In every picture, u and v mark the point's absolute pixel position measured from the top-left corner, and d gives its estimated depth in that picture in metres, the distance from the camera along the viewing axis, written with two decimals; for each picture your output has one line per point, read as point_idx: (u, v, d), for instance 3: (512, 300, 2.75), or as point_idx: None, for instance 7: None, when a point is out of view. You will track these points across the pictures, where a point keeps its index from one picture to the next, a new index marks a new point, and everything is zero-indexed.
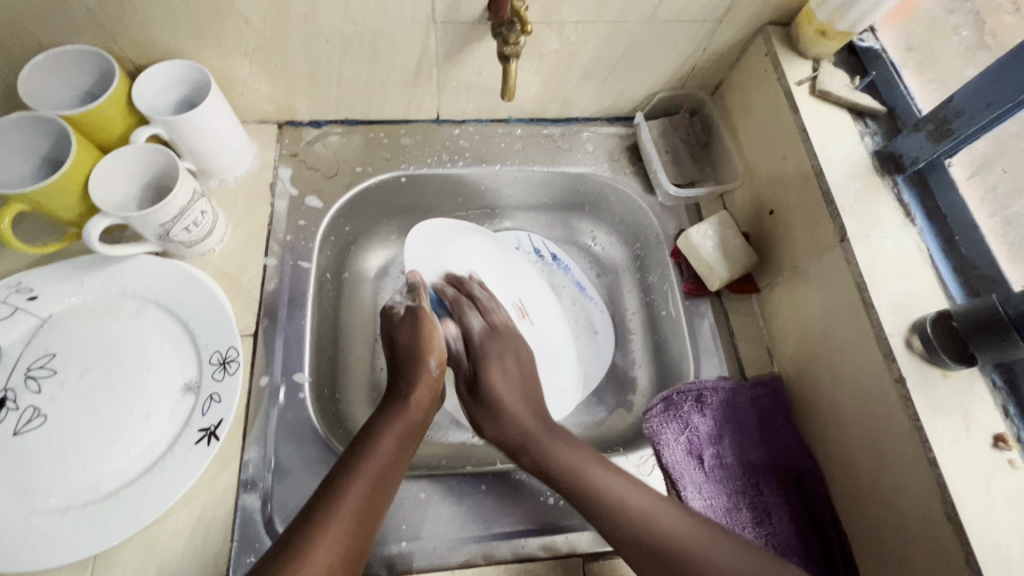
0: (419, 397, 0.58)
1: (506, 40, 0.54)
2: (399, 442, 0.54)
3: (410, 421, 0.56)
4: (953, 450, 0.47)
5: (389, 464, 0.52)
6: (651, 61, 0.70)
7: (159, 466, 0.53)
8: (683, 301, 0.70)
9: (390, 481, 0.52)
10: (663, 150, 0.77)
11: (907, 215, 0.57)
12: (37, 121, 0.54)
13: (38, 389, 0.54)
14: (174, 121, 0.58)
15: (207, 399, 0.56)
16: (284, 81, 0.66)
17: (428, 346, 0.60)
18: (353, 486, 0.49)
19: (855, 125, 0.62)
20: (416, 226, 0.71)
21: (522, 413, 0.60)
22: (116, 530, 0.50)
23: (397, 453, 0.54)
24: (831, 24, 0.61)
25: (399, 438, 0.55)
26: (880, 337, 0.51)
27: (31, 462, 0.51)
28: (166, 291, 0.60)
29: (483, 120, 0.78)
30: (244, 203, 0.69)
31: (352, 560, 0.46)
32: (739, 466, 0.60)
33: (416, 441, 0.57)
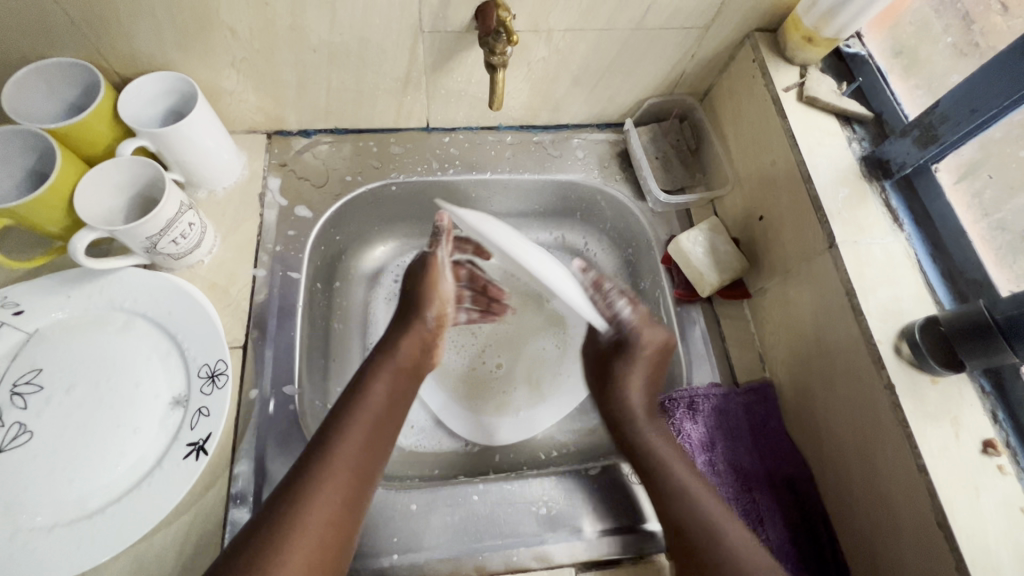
0: (410, 345, 0.61)
1: (493, 49, 0.55)
2: (392, 387, 0.57)
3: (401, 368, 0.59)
4: (943, 455, 0.47)
5: (382, 408, 0.55)
6: (639, 67, 0.70)
7: (147, 481, 0.52)
8: (674, 307, 0.70)
9: (383, 428, 0.55)
10: (653, 156, 0.77)
11: (895, 220, 0.57)
12: (22, 134, 0.54)
13: (24, 405, 0.54)
14: (160, 133, 0.57)
15: (196, 413, 0.55)
16: (272, 91, 0.66)
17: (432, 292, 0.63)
18: (352, 428, 0.53)
19: (843, 131, 0.62)
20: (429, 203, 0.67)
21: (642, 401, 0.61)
22: (103, 548, 0.50)
23: (391, 397, 0.57)
24: (817, 31, 0.61)
25: (392, 383, 0.58)
26: (869, 343, 0.51)
27: (17, 479, 0.51)
28: (154, 304, 0.60)
29: (473, 128, 0.77)
30: (232, 214, 0.68)
31: (359, 492, 0.50)
32: (732, 473, 0.60)
33: (411, 382, 0.60)
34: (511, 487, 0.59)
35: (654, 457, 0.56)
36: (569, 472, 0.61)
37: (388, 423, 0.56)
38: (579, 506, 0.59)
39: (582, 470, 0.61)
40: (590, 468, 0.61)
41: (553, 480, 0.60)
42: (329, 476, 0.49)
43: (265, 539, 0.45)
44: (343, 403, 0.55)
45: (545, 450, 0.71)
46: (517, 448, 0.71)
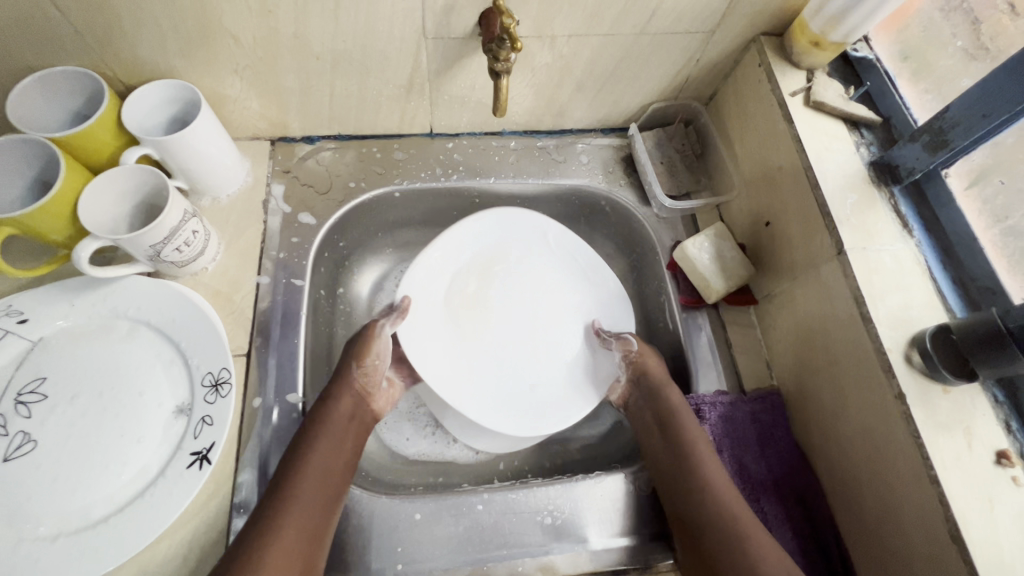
0: (345, 403, 0.58)
1: (496, 56, 0.54)
2: (334, 447, 0.55)
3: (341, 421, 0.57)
4: (956, 467, 0.46)
5: (324, 470, 0.53)
6: (644, 72, 0.69)
7: (150, 491, 0.52)
8: (680, 313, 0.70)
9: (331, 481, 0.53)
10: (658, 161, 0.76)
11: (905, 227, 0.57)
12: (27, 143, 0.54)
13: (28, 414, 0.54)
14: (164, 141, 0.57)
15: (199, 422, 0.55)
16: (276, 99, 0.66)
17: (363, 356, 0.60)
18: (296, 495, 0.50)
19: (851, 136, 0.62)
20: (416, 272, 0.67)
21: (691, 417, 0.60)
22: (105, 558, 0.49)
23: (333, 455, 0.54)
24: (825, 35, 0.60)
25: (333, 443, 0.55)
26: (880, 352, 0.50)
27: (20, 488, 0.51)
28: (158, 312, 0.60)
29: (477, 133, 0.77)
30: (236, 221, 0.68)
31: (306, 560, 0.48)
32: (739, 482, 0.59)
33: (355, 441, 0.57)
34: (516, 496, 0.59)
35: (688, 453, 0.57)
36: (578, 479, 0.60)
37: (336, 475, 0.54)
38: (586, 514, 0.58)
39: (591, 477, 0.60)
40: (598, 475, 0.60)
41: (558, 491, 0.59)
42: (268, 549, 0.46)
43: None
44: (285, 461, 0.53)
45: (550, 458, 0.71)
46: (522, 455, 0.70)
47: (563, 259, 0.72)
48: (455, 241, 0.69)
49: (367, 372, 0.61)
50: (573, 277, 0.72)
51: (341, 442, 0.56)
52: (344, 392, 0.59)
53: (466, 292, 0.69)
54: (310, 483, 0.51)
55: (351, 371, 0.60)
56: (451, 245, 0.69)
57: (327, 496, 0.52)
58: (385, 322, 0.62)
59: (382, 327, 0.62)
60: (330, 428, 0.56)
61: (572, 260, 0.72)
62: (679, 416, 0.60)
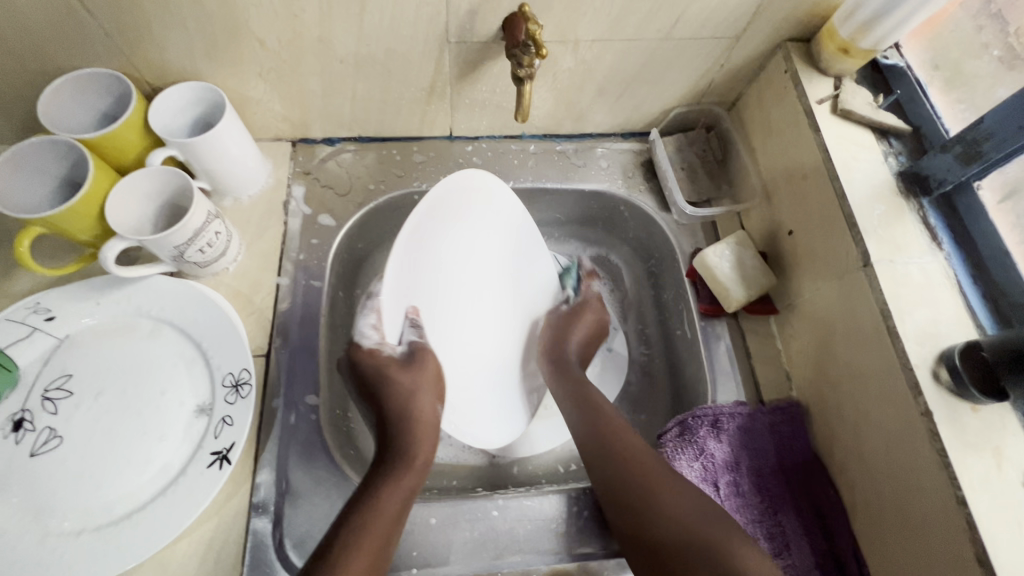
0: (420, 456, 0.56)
1: (520, 62, 0.54)
2: (402, 502, 0.53)
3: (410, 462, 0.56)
4: (984, 488, 0.45)
5: (391, 528, 0.50)
6: (667, 77, 0.68)
7: (171, 489, 0.53)
8: (698, 321, 0.69)
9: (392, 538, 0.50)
10: (679, 167, 0.75)
11: (933, 239, 0.56)
12: (57, 144, 0.55)
13: (54, 410, 0.55)
14: (189, 143, 0.58)
15: (220, 422, 0.56)
16: (299, 101, 0.66)
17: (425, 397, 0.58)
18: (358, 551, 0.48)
19: (879, 145, 0.60)
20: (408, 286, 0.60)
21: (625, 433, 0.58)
22: (126, 555, 0.50)
23: (400, 511, 0.52)
24: (854, 41, 0.59)
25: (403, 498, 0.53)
26: (906, 367, 0.49)
27: (46, 483, 0.52)
28: (180, 312, 0.60)
29: (496, 137, 0.77)
30: (257, 222, 0.69)
31: None
32: (756, 495, 0.59)
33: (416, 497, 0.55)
34: (530, 503, 0.59)
35: (608, 437, 0.57)
36: (563, 490, 0.59)
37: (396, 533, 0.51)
38: (590, 522, 0.58)
39: (548, 493, 0.59)
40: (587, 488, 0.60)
41: (551, 501, 0.59)
42: None
43: None
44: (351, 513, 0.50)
45: (564, 463, 0.71)
46: (536, 461, 0.70)
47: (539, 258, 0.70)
48: (443, 236, 0.61)
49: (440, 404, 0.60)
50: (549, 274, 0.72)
51: (408, 485, 0.54)
52: (417, 426, 0.58)
53: (458, 293, 0.63)
54: (376, 526, 0.50)
55: (428, 404, 0.59)
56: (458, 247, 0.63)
57: (384, 540, 0.49)
58: (416, 342, 0.60)
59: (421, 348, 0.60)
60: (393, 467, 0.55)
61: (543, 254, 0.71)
62: (596, 404, 0.61)
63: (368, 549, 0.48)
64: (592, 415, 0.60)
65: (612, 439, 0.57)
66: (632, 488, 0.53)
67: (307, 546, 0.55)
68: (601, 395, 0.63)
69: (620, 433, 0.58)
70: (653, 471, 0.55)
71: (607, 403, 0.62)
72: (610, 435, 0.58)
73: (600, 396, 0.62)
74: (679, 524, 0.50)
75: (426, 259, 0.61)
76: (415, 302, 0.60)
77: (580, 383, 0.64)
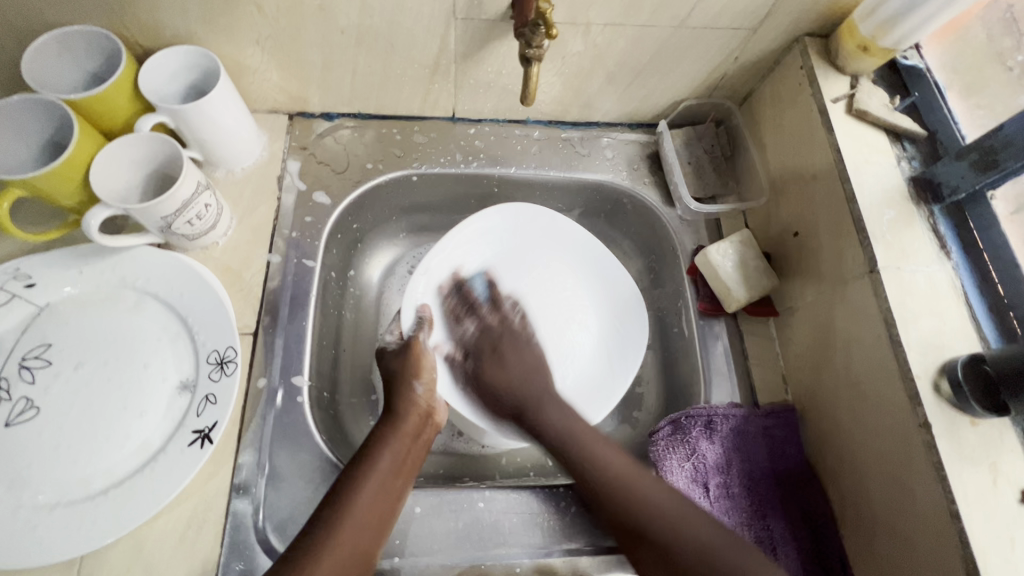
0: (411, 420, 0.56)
1: (529, 42, 0.52)
2: (396, 467, 0.53)
3: (403, 444, 0.55)
4: (979, 503, 0.44)
5: (382, 490, 0.51)
6: (679, 67, 0.66)
7: (150, 466, 0.52)
8: (696, 320, 0.68)
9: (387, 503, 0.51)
10: (685, 162, 0.74)
11: (942, 247, 0.54)
12: (41, 104, 0.52)
13: (31, 379, 0.53)
14: (180, 110, 0.55)
15: (203, 400, 0.54)
16: (297, 72, 0.64)
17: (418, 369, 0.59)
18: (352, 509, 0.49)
19: (892, 148, 0.59)
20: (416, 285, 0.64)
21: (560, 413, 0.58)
22: (101, 532, 0.49)
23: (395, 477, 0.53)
24: (875, 40, 0.57)
25: (397, 463, 0.53)
26: (907, 377, 0.49)
27: (20, 454, 0.50)
28: (166, 285, 0.59)
29: (500, 120, 0.75)
30: (249, 196, 0.67)
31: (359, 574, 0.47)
32: (745, 498, 0.58)
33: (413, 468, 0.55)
34: (518, 496, 0.58)
35: (610, 481, 0.53)
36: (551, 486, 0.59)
37: (393, 494, 0.52)
38: (580, 519, 0.57)
39: (542, 487, 0.59)
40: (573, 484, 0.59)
41: (542, 494, 0.58)
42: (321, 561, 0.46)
43: None
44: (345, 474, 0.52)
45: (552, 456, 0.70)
46: (524, 453, 0.69)
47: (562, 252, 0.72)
48: (459, 245, 0.68)
49: (430, 388, 0.59)
50: (584, 273, 0.71)
51: (399, 467, 0.53)
52: (409, 408, 0.57)
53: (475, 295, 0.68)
54: (369, 505, 0.50)
55: (412, 390, 0.58)
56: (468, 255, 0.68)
57: (381, 522, 0.50)
58: (418, 335, 0.61)
59: (421, 341, 0.61)
60: (387, 455, 0.53)
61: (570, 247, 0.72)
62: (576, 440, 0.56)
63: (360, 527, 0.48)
64: (584, 452, 0.55)
65: (621, 475, 0.53)
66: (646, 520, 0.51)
67: (288, 529, 0.54)
68: (519, 367, 0.62)
69: (623, 470, 0.54)
70: (663, 505, 0.51)
71: (575, 416, 0.58)
72: (607, 471, 0.54)
73: (514, 358, 0.63)
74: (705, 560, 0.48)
75: (439, 265, 0.66)
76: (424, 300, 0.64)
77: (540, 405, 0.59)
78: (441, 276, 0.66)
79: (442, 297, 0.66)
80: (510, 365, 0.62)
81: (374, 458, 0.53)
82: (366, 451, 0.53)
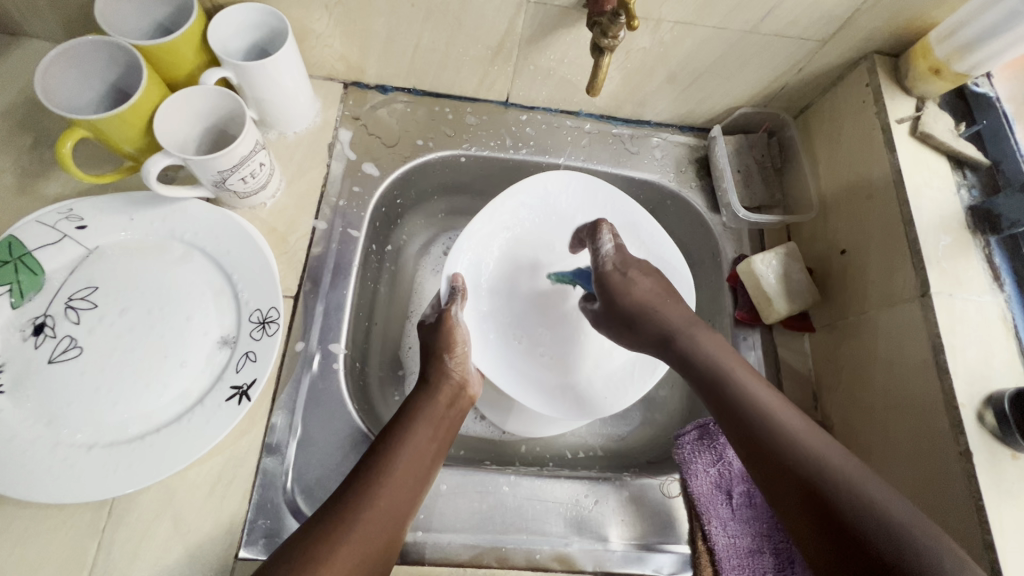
0: (445, 393, 0.58)
1: (605, 31, 0.51)
2: (433, 437, 0.55)
3: (437, 411, 0.56)
4: (1014, 536, 0.44)
5: (418, 458, 0.52)
6: (741, 73, 0.66)
7: (187, 416, 0.52)
8: (732, 328, 0.68)
9: (422, 470, 0.52)
10: (735, 169, 0.73)
11: (995, 279, 0.54)
12: (111, 47, 0.52)
13: (76, 319, 0.54)
14: (245, 67, 0.55)
15: (243, 357, 0.55)
16: (360, 42, 0.64)
17: (449, 342, 0.59)
18: (389, 476, 0.50)
19: (953, 174, 0.58)
20: (450, 254, 0.63)
21: (664, 292, 0.55)
22: (135, 476, 0.49)
23: (431, 446, 0.54)
24: (949, 63, 0.56)
25: (433, 434, 0.55)
26: (951, 405, 0.48)
27: (62, 391, 0.51)
28: (214, 240, 0.59)
29: (552, 110, 0.75)
30: (299, 160, 0.67)
31: (394, 537, 0.48)
32: (768, 509, 0.58)
33: (450, 439, 0.57)
34: (544, 484, 0.58)
35: (716, 369, 0.50)
36: (574, 477, 0.59)
37: (428, 460, 0.53)
38: (603, 513, 0.58)
39: (568, 478, 0.59)
40: (595, 479, 0.59)
41: (566, 485, 0.58)
42: (360, 518, 0.47)
43: (311, 552, 0.44)
44: (382, 440, 0.53)
45: (572, 450, 0.69)
46: (545, 442, 0.70)
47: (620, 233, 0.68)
48: (508, 213, 0.67)
49: (461, 363, 0.60)
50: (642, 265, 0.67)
51: (434, 432, 0.55)
52: (443, 378, 0.58)
53: (524, 270, 0.68)
54: (406, 463, 0.52)
55: (445, 362, 0.59)
56: (513, 225, 0.68)
57: (416, 483, 0.52)
58: (452, 307, 0.61)
59: (453, 313, 0.61)
60: (424, 420, 0.55)
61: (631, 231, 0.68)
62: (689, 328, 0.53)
63: (398, 484, 0.50)
64: (690, 341, 0.52)
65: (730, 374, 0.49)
66: (748, 413, 0.47)
67: (316, 493, 0.55)
68: (658, 284, 0.55)
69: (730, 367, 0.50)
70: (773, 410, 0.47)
71: (675, 305, 0.54)
72: (716, 366, 0.50)
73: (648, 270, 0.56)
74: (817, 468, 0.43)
75: (483, 234, 0.66)
76: (459, 270, 0.64)
77: (627, 279, 0.55)
78: (483, 250, 0.66)
79: (479, 269, 0.66)
80: (637, 279, 0.55)
81: (413, 421, 0.55)
82: (405, 414, 0.56)
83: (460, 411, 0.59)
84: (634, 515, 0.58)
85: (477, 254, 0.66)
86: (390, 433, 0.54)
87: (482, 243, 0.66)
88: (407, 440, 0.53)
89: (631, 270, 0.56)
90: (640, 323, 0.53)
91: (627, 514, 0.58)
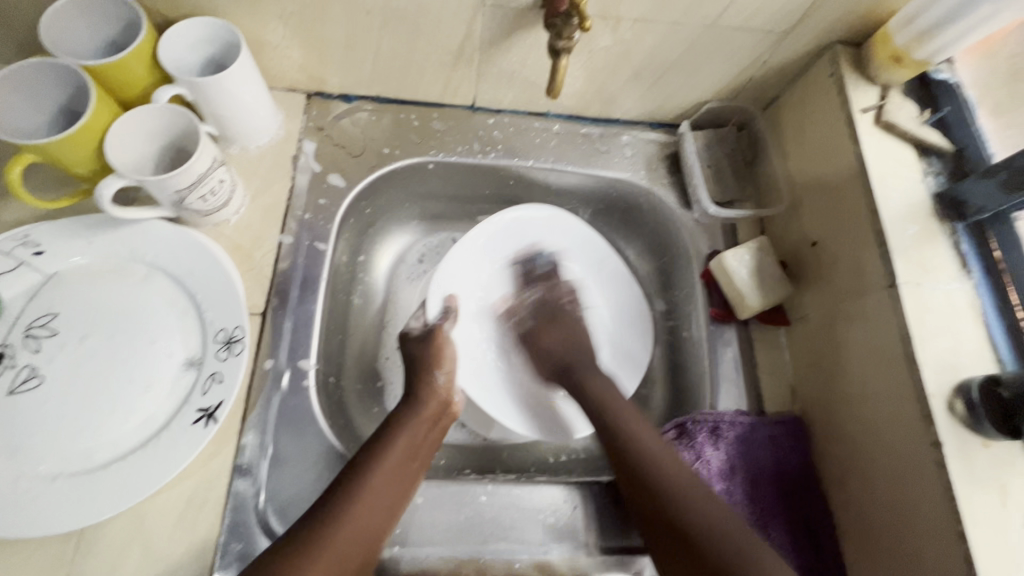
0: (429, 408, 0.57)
1: (560, 33, 0.50)
2: (411, 454, 0.54)
3: (420, 429, 0.56)
4: (986, 525, 0.44)
5: (393, 475, 0.52)
6: (705, 68, 0.65)
7: (153, 442, 0.51)
8: (707, 324, 0.67)
9: (399, 488, 0.52)
10: (706, 164, 0.72)
11: (963, 266, 0.54)
12: (58, 68, 0.51)
13: (36, 348, 0.53)
14: (199, 83, 0.54)
15: (209, 378, 0.54)
16: (318, 51, 0.63)
17: (439, 358, 0.60)
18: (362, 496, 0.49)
19: (919, 163, 0.58)
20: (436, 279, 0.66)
21: (605, 380, 0.62)
22: (100, 506, 0.48)
23: (410, 463, 0.54)
24: (908, 51, 0.56)
25: (412, 451, 0.54)
26: (921, 395, 0.48)
27: (21, 422, 0.50)
28: (176, 260, 0.58)
29: (520, 112, 0.74)
30: (263, 174, 0.66)
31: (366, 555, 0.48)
32: (750, 507, 0.58)
33: (429, 456, 0.56)
34: (521, 492, 0.58)
35: (607, 405, 0.59)
36: (555, 483, 0.59)
37: (405, 476, 0.53)
38: (582, 518, 0.57)
39: (545, 484, 0.58)
40: (573, 483, 0.59)
41: (544, 492, 0.58)
42: (332, 542, 0.46)
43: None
44: (358, 458, 0.52)
45: (554, 454, 0.69)
46: (526, 448, 0.69)
47: (576, 260, 0.74)
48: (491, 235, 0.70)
49: (449, 379, 0.60)
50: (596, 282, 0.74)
51: (415, 450, 0.54)
52: (428, 395, 0.58)
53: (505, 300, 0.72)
54: (381, 480, 0.51)
55: (434, 378, 0.59)
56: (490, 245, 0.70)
57: (392, 498, 0.51)
58: (444, 324, 0.63)
59: (446, 328, 0.63)
60: (404, 437, 0.54)
61: (583, 256, 0.74)
62: (631, 420, 0.57)
63: (370, 500, 0.50)
64: (628, 430, 0.56)
65: (615, 413, 0.57)
66: (630, 462, 0.54)
67: (289, 512, 0.54)
68: (609, 391, 0.61)
69: (618, 401, 0.59)
70: (659, 458, 0.53)
71: (614, 394, 0.60)
72: (609, 400, 0.59)
73: (596, 383, 0.62)
74: (675, 492, 0.51)
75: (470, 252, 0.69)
76: (448, 290, 0.66)
77: (592, 371, 0.63)
78: (468, 270, 0.69)
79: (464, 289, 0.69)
80: (597, 379, 0.62)
81: (392, 437, 0.54)
82: (382, 429, 0.55)
83: (441, 429, 0.58)
84: (612, 519, 0.57)
85: (464, 279, 0.69)
86: (367, 449, 0.53)
87: (462, 265, 0.68)
88: (384, 456, 0.52)
89: (592, 368, 0.64)
90: (578, 412, 0.61)
91: (604, 518, 0.57)
